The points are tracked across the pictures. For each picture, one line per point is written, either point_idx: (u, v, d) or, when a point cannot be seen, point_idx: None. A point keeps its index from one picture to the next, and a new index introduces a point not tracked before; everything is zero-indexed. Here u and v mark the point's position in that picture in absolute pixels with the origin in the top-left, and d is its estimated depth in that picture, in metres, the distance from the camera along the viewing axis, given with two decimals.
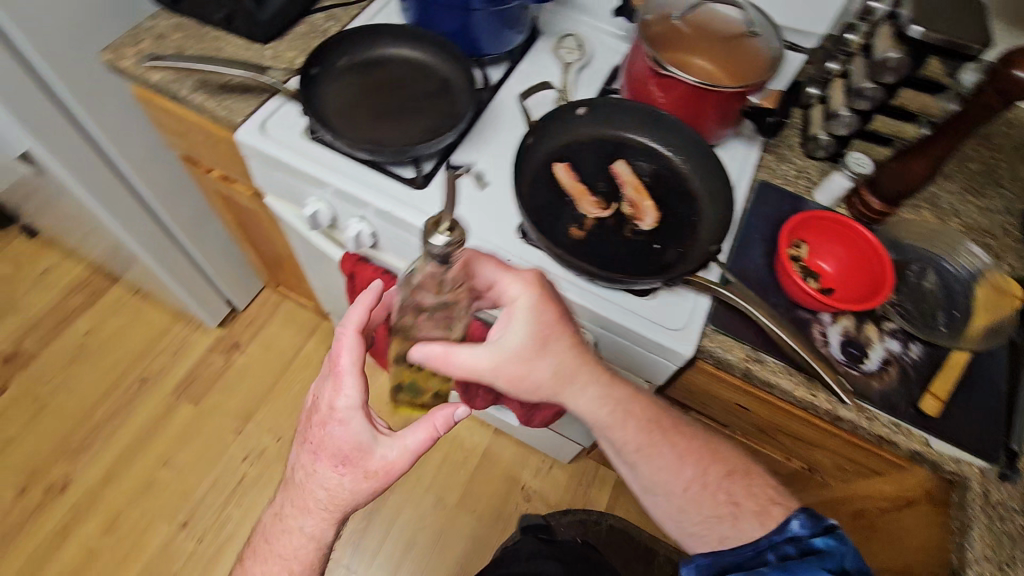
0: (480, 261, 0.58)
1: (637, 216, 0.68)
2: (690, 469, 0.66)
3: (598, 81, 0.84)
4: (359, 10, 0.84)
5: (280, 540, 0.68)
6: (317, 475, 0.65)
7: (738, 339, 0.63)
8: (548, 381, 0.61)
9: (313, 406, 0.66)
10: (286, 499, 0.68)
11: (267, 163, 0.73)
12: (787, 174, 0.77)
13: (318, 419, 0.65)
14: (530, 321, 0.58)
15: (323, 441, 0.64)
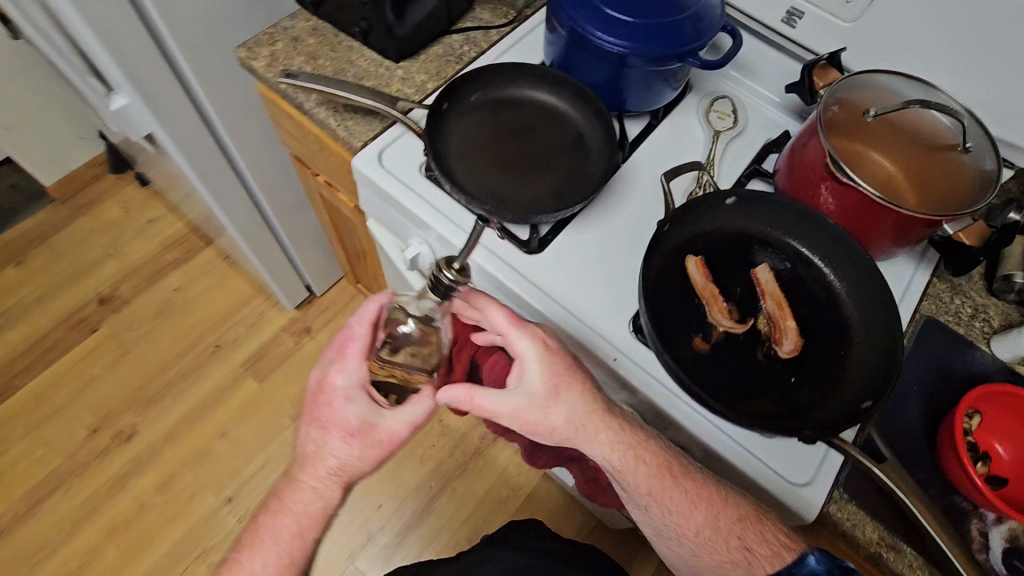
0: (492, 313, 0.58)
1: (775, 338, 0.58)
2: (702, 515, 0.56)
3: (749, 157, 0.73)
4: (498, 36, 0.78)
5: (282, 514, 0.59)
6: (327, 449, 0.59)
7: (870, 516, 0.54)
8: (561, 431, 0.58)
9: (315, 388, 0.61)
10: (292, 473, 0.61)
11: (377, 194, 0.69)
12: (959, 312, 0.65)
13: (323, 396, 0.59)
14: (541, 374, 0.57)
15: (332, 416, 0.59)
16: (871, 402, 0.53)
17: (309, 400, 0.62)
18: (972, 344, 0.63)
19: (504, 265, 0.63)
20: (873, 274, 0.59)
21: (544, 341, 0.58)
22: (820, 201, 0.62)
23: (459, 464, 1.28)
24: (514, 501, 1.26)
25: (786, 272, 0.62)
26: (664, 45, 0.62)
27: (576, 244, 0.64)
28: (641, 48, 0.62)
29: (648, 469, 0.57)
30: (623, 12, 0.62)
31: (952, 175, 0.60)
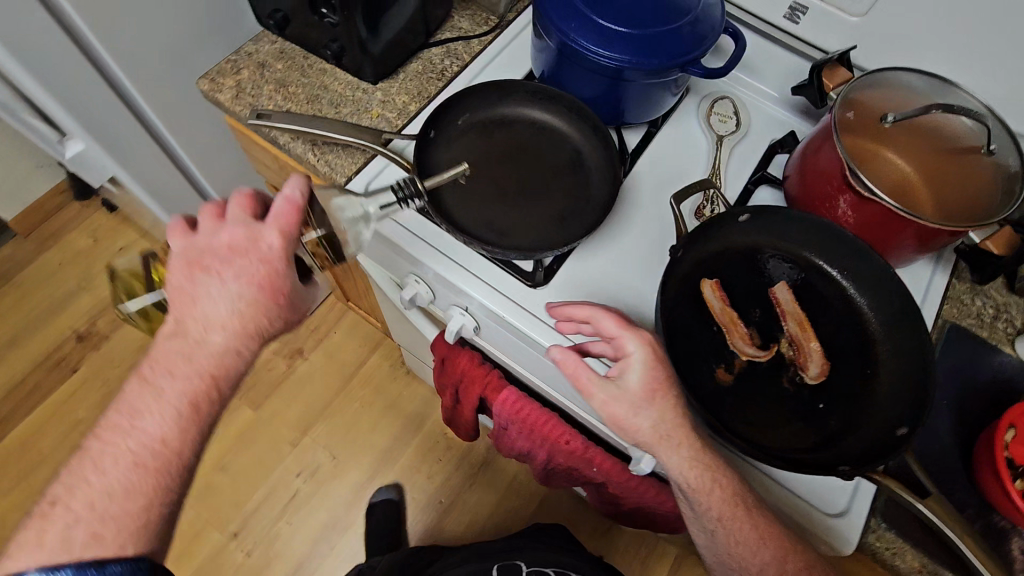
0: (601, 316, 0.52)
1: (800, 363, 0.56)
2: (769, 553, 0.53)
3: (754, 161, 0.70)
4: (481, 46, 0.72)
5: (165, 373, 0.47)
6: (224, 296, 0.48)
7: (911, 543, 0.52)
8: (643, 435, 0.53)
9: (223, 241, 0.49)
10: (179, 306, 0.48)
11: (367, 233, 0.64)
12: (982, 313, 0.63)
13: (241, 253, 0.48)
14: (640, 378, 0.53)
15: (256, 279, 0.49)
16: (906, 428, 0.51)
17: (205, 250, 0.49)
18: (995, 346, 0.61)
19: (508, 303, 0.59)
20: (897, 287, 0.56)
21: (653, 347, 0.53)
22: (837, 211, 0.59)
23: (467, 476, 1.26)
24: (526, 509, 1.24)
25: (804, 288, 0.60)
26: (666, 56, 0.57)
27: (585, 274, 0.61)
28: (640, 61, 0.57)
29: (723, 495, 0.53)
30: (619, 24, 0.58)
31: (972, 196, 0.57)
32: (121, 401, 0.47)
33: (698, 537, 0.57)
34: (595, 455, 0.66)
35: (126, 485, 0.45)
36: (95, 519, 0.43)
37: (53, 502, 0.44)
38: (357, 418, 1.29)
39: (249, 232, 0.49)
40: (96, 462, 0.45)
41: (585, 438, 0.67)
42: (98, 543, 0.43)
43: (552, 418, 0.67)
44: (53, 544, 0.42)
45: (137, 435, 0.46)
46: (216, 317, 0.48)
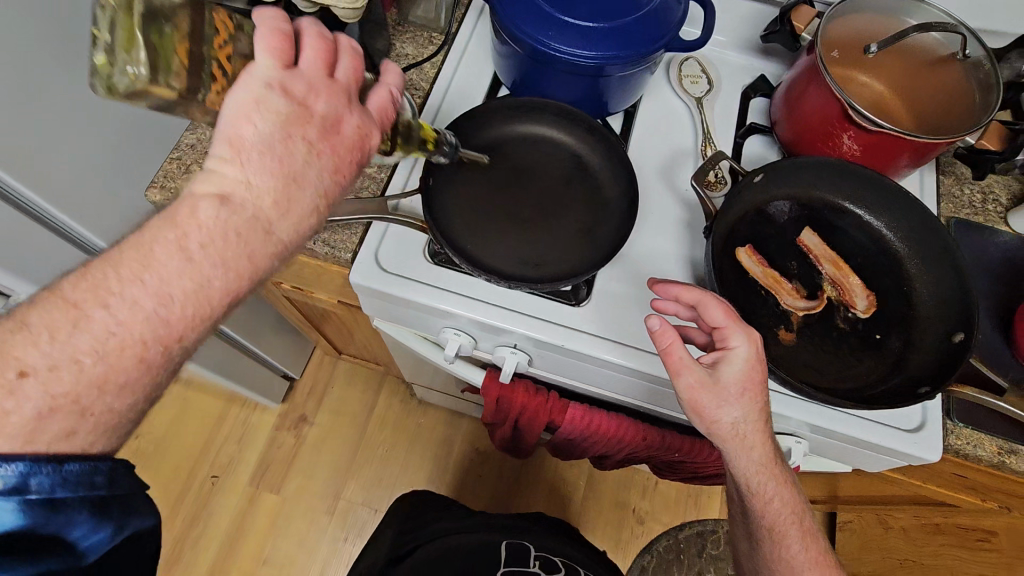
0: (712, 303, 0.51)
1: (848, 302, 0.58)
2: (796, 531, 0.58)
3: (735, 114, 0.70)
4: (436, 69, 0.68)
5: (215, 254, 0.35)
6: (311, 179, 0.38)
7: (985, 431, 0.56)
8: (719, 428, 0.51)
9: (334, 114, 0.40)
10: (249, 158, 0.36)
11: (390, 303, 0.60)
12: (973, 202, 0.67)
13: (348, 146, 0.40)
14: (738, 375, 0.50)
15: (345, 149, 0.40)
16: (963, 333, 0.55)
17: (307, 113, 0.38)
18: (993, 227, 0.65)
19: (563, 329, 0.58)
20: (910, 203, 0.59)
21: (758, 348, 0.51)
22: (840, 146, 0.61)
23: (510, 482, 1.26)
24: (576, 493, 1.26)
25: (826, 228, 0.62)
26: (648, 42, 0.55)
27: (622, 277, 0.60)
28: (626, 55, 0.55)
29: (773, 479, 0.55)
30: (596, 20, 0.55)
31: (949, 114, 0.61)
32: (139, 255, 0.33)
33: (734, 495, 0.61)
34: (674, 441, 0.67)
35: (123, 379, 0.33)
36: (76, 414, 0.32)
37: (23, 366, 0.31)
38: (384, 462, 1.24)
39: (361, 124, 0.41)
40: (98, 333, 0.32)
41: (658, 428, 0.68)
42: (68, 442, 0.32)
43: (623, 421, 0.67)
44: (14, 430, 0.30)
45: (157, 313, 0.34)
46: (289, 209, 0.38)
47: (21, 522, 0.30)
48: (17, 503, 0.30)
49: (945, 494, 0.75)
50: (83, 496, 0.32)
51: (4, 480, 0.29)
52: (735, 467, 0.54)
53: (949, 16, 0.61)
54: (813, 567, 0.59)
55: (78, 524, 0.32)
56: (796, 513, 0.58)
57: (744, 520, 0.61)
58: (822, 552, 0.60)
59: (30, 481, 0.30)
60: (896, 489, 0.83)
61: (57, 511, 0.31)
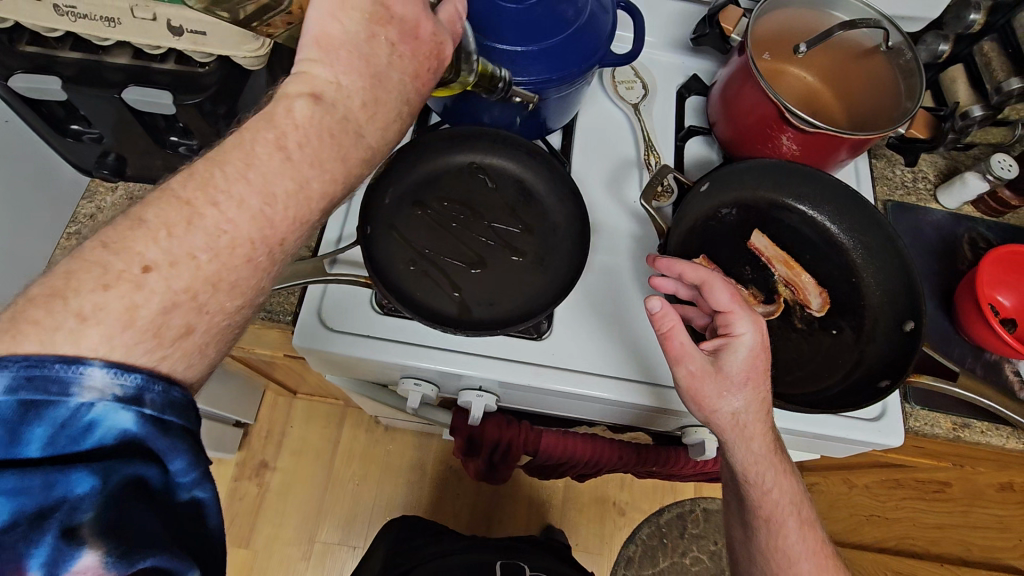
0: (718, 284, 0.51)
1: (803, 300, 0.59)
2: (806, 553, 0.56)
3: (673, 116, 0.69)
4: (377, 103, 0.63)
5: (299, 150, 0.33)
6: (394, 81, 0.37)
7: (941, 410, 0.58)
8: (720, 419, 0.50)
9: (413, 18, 0.37)
10: (335, 56, 0.35)
11: (342, 362, 0.56)
12: (904, 181, 0.69)
13: (426, 53, 0.38)
14: (741, 363, 0.49)
15: (423, 52, 0.38)
16: (913, 322, 0.56)
17: (387, 13, 0.36)
18: (926, 206, 0.68)
19: (529, 367, 0.55)
20: (854, 197, 0.60)
21: (763, 336, 0.50)
22: (780, 146, 0.60)
23: (490, 494, 1.25)
24: (555, 495, 1.26)
25: (773, 228, 0.62)
26: (580, 60, 0.54)
27: (581, 303, 0.59)
28: (558, 77, 0.53)
29: (773, 469, 0.54)
30: (522, 43, 0.52)
31: (879, 104, 0.61)
32: (242, 153, 0.31)
33: (734, 514, 0.61)
34: (650, 454, 0.67)
35: (229, 281, 0.31)
36: (194, 310, 0.30)
37: (145, 261, 0.28)
38: (356, 495, 1.20)
39: (436, 31, 0.38)
40: (209, 230, 0.30)
41: (633, 445, 0.67)
42: (175, 350, 0.29)
43: (598, 442, 0.65)
44: (143, 325, 0.28)
45: (262, 212, 0.32)
46: (375, 113, 0.36)
47: (132, 435, 0.27)
48: (135, 413, 0.27)
49: (904, 460, 0.79)
50: (184, 426, 0.29)
51: (122, 388, 0.27)
52: (732, 456, 0.53)
53: (872, 5, 0.61)
54: (813, 558, 0.56)
55: (177, 458, 0.28)
56: (796, 503, 0.57)
57: (744, 545, 0.61)
58: (822, 545, 0.58)
59: (145, 394, 0.27)
60: (859, 459, 0.86)
61: (166, 434, 0.28)
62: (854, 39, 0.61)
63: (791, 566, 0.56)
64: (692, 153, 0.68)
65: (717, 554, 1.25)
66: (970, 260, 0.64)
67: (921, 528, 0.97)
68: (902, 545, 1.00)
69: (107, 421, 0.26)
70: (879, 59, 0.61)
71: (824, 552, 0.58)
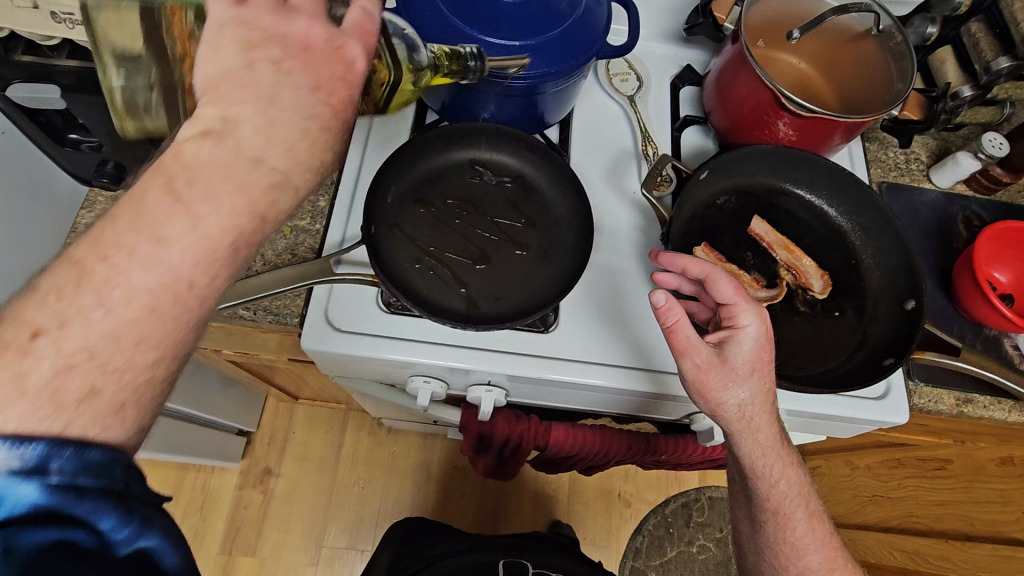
0: (722, 278, 0.51)
1: (805, 283, 0.59)
2: (812, 542, 0.57)
3: (669, 107, 0.70)
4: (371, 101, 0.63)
5: (212, 187, 0.32)
6: (290, 97, 0.35)
7: (944, 386, 0.59)
8: (727, 411, 0.51)
9: (300, 36, 0.37)
10: (224, 89, 0.34)
11: (350, 362, 0.56)
12: (897, 163, 0.70)
13: (322, 61, 0.37)
14: (746, 354, 0.50)
15: (318, 66, 0.37)
16: (913, 300, 0.57)
17: (272, 38, 0.36)
18: (919, 186, 0.69)
19: (537, 360, 0.56)
20: (852, 181, 0.61)
21: (767, 327, 0.51)
22: (776, 132, 0.61)
23: (496, 492, 1.25)
24: (561, 490, 1.26)
25: (772, 213, 0.63)
26: (578, 52, 0.54)
27: (586, 294, 0.59)
28: (557, 70, 0.53)
29: (782, 460, 0.55)
30: (519, 39, 0.52)
31: (872, 87, 0.62)
32: (133, 206, 0.30)
33: (741, 508, 0.62)
34: (660, 443, 0.68)
35: (142, 329, 0.30)
36: (96, 368, 0.28)
37: (36, 327, 0.28)
38: (363, 499, 1.20)
39: (332, 41, 0.37)
40: (100, 286, 0.29)
41: (642, 434, 0.68)
42: (93, 403, 0.28)
43: (607, 433, 0.66)
44: (39, 391, 0.27)
45: (161, 258, 0.30)
46: (272, 132, 0.34)
47: (42, 506, 0.25)
48: (39, 484, 0.25)
49: (906, 438, 0.80)
50: (107, 486, 0.26)
51: (20, 459, 0.25)
52: (739, 449, 0.54)
53: None
54: (821, 550, 0.57)
55: (103, 520, 0.26)
56: (803, 494, 0.57)
57: (751, 538, 0.61)
58: (829, 536, 0.58)
59: (50, 462, 0.25)
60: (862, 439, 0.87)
61: (82, 499, 0.26)
62: (845, 25, 0.62)
63: (800, 557, 0.57)
64: (687, 143, 0.69)
65: (724, 541, 1.26)
66: (965, 237, 0.66)
67: (923, 505, 0.97)
68: (905, 523, 1.01)
69: (9, 496, 0.24)
70: (870, 43, 0.62)
71: (831, 542, 0.58)
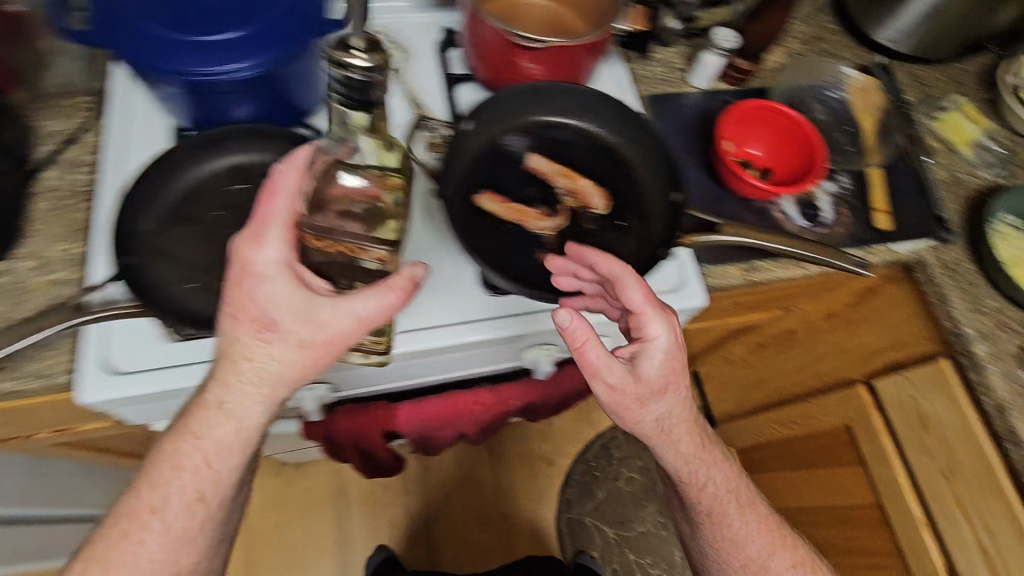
0: (632, 285, 0.53)
1: (585, 203, 0.63)
2: (748, 525, 0.64)
3: (438, 69, 0.72)
4: (116, 134, 0.61)
5: (172, 458, 0.48)
6: (257, 299, 0.45)
7: (730, 262, 0.65)
8: (647, 425, 0.56)
9: (245, 270, 0.45)
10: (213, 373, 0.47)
11: (153, 401, 0.54)
12: (659, 75, 0.75)
13: (243, 286, 0.45)
14: (655, 364, 0.53)
15: (246, 301, 0.45)
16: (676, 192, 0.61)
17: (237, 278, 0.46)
18: (682, 90, 0.74)
19: (340, 344, 0.56)
20: (605, 100, 0.63)
21: (674, 334, 0.54)
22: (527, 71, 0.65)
23: (423, 492, 1.24)
24: (487, 467, 1.28)
25: (546, 146, 0.64)
26: (296, 32, 0.54)
27: None
28: (279, 53, 0.53)
29: (704, 464, 0.61)
30: (236, 28, 0.53)
31: (603, 5, 0.66)
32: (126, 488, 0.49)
33: (678, 507, 0.67)
34: (506, 390, 0.68)
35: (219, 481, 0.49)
36: None
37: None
38: (283, 547, 1.15)
39: (263, 266, 0.45)
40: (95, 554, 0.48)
41: (487, 385, 0.68)
42: None
43: (449, 396, 0.66)
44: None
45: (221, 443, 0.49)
46: (222, 382, 0.47)
47: None
48: None
49: (745, 319, 0.86)
50: None
51: None
52: (664, 459, 0.60)
53: None
54: (761, 538, 0.64)
55: None
56: (733, 491, 0.64)
57: (693, 533, 0.67)
58: (767, 523, 0.65)
59: None
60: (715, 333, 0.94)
61: None
62: None
63: (740, 548, 0.64)
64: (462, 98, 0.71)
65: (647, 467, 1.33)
66: None
67: None
68: None
69: None
70: None
71: (767, 527, 0.65)
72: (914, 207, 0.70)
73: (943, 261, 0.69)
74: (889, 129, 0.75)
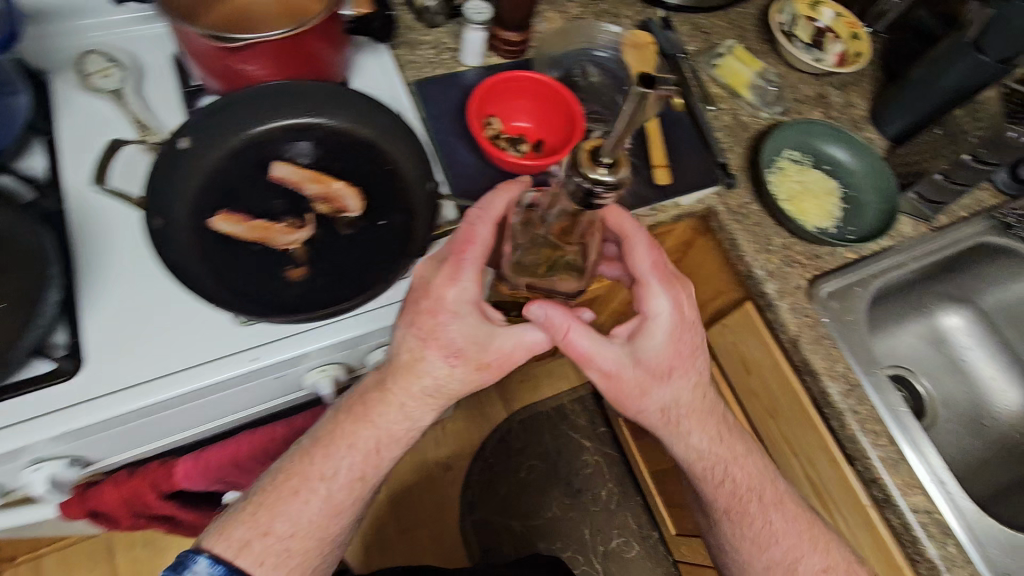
0: (640, 252, 0.52)
1: (339, 207, 0.58)
2: (781, 526, 0.60)
3: (173, 80, 0.65)
4: None
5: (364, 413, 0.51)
6: (445, 323, 0.48)
7: None
8: (649, 408, 0.55)
9: (436, 295, 0.48)
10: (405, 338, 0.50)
11: None
12: (429, 57, 0.71)
13: (422, 310, 0.49)
14: (656, 343, 0.52)
15: (436, 331, 0.49)
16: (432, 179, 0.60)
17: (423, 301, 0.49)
18: (454, 71, 0.70)
19: (58, 413, 0.49)
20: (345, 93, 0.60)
21: (678, 308, 0.52)
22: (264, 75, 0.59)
23: None
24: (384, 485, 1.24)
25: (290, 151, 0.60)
26: None
27: (107, 314, 0.52)
28: None
29: (725, 456, 0.60)
30: None
31: None
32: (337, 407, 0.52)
33: (702, 511, 0.65)
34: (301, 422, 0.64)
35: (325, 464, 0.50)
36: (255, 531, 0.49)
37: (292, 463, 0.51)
38: None
39: (452, 302, 0.48)
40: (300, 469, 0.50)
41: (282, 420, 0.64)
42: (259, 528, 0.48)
43: (235, 441, 0.62)
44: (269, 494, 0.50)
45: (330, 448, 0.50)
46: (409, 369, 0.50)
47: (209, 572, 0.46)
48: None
49: None
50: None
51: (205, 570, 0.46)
52: (675, 448, 0.59)
53: None
54: (786, 539, 0.60)
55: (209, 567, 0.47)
56: (759, 486, 0.61)
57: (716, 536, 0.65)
58: (803, 520, 0.61)
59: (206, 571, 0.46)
60: None
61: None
62: None
63: (763, 550, 0.60)
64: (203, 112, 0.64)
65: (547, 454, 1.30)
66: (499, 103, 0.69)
67: None
68: None
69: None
70: None
71: (800, 526, 0.61)
72: (694, 155, 0.70)
73: (731, 206, 0.69)
74: (668, 81, 0.75)
